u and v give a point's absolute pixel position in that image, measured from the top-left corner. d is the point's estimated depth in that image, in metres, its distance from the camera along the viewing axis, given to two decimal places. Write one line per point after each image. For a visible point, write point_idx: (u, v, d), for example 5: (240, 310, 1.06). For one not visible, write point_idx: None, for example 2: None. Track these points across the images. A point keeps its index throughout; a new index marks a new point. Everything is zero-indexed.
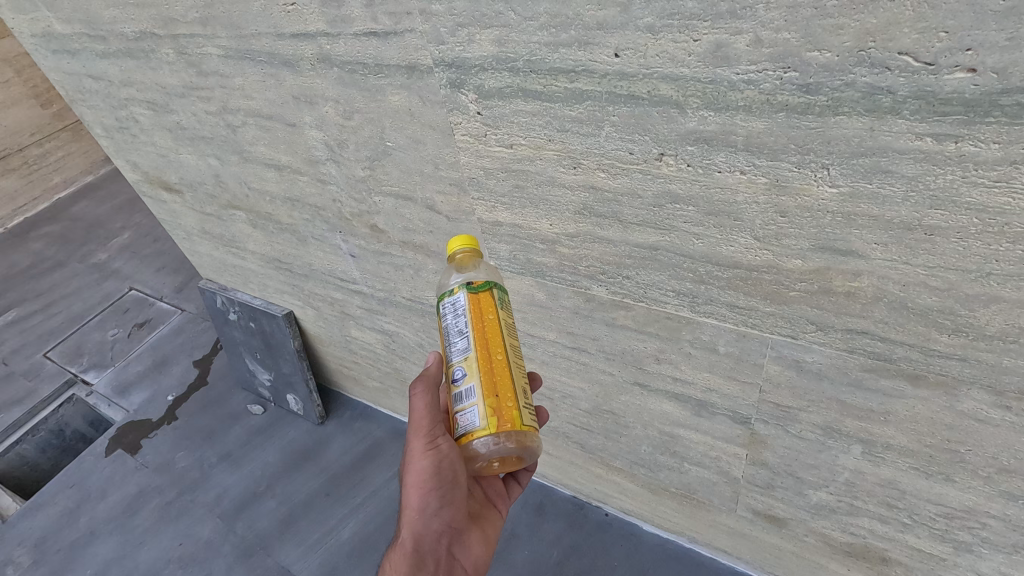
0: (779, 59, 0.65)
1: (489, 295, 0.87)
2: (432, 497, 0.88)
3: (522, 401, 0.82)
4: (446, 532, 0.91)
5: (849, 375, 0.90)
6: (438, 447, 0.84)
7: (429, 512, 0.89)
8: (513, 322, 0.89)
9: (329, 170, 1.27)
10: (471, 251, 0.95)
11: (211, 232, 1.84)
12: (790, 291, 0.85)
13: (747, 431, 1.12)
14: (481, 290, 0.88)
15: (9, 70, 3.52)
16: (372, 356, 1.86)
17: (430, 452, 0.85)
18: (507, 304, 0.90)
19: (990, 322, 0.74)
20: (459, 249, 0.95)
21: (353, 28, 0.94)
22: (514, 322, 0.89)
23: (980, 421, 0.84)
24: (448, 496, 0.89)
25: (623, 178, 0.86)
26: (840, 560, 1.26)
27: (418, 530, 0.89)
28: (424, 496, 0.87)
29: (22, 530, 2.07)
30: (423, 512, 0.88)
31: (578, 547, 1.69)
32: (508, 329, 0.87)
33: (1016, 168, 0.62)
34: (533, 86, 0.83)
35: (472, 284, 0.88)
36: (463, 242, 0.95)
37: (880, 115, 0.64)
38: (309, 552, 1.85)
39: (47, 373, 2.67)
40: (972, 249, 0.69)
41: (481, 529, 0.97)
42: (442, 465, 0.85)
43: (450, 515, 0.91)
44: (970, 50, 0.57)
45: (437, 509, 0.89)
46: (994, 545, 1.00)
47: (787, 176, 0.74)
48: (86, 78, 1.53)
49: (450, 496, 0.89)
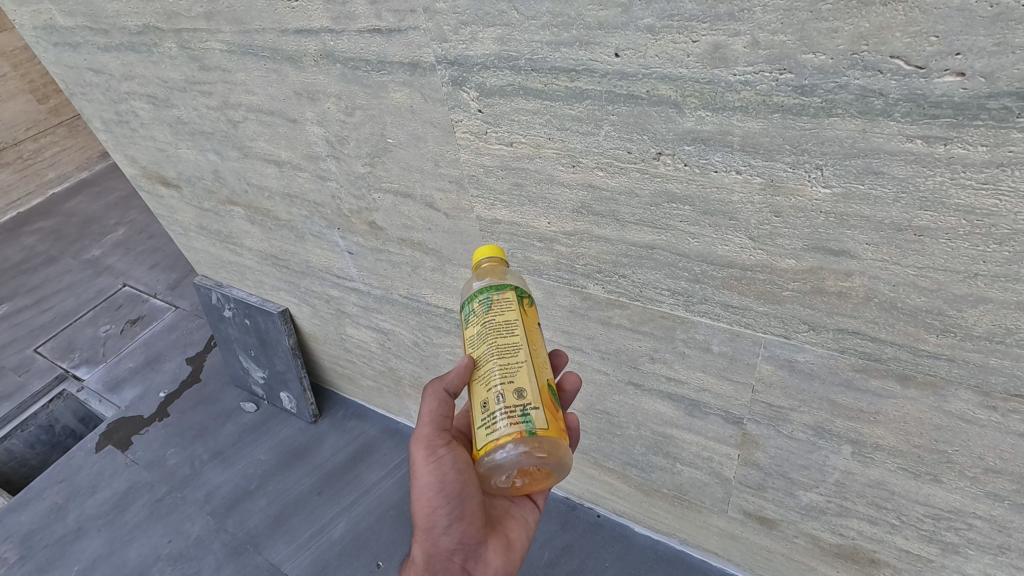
0: (775, 62, 0.67)
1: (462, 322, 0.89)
2: (440, 514, 0.88)
3: (477, 423, 0.82)
4: (459, 549, 0.91)
5: (840, 374, 0.92)
6: (439, 459, 0.88)
7: (439, 531, 0.89)
8: (478, 326, 0.85)
9: (329, 167, 1.28)
10: (487, 263, 0.94)
11: (208, 228, 1.85)
12: (783, 291, 0.87)
13: (739, 431, 1.13)
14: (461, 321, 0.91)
15: (7, 65, 3.50)
16: (368, 354, 1.86)
17: (431, 467, 0.87)
18: (474, 311, 0.86)
19: (978, 322, 0.75)
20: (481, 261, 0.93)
21: (356, 24, 0.96)
22: (480, 328, 0.84)
23: (967, 421, 0.86)
24: (458, 512, 0.89)
25: (621, 177, 0.88)
26: (829, 561, 1.27)
27: (428, 549, 0.90)
28: (433, 511, 0.87)
29: (9, 526, 2.05)
30: (432, 531, 0.89)
31: (569, 547, 1.70)
32: (471, 346, 0.85)
33: (1003, 171, 0.63)
34: (533, 84, 0.85)
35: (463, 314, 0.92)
36: (487, 252, 0.95)
37: (872, 117, 0.66)
38: (301, 549, 1.84)
39: (37, 368, 2.65)
40: (960, 250, 0.71)
41: (504, 536, 0.97)
42: (447, 477, 0.87)
43: (461, 531, 0.90)
44: (960, 55, 0.59)
45: (447, 527, 0.89)
46: (980, 546, 1.01)
47: (782, 176, 0.75)
48: (87, 72, 1.53)
49: (459, 512, 0.89)
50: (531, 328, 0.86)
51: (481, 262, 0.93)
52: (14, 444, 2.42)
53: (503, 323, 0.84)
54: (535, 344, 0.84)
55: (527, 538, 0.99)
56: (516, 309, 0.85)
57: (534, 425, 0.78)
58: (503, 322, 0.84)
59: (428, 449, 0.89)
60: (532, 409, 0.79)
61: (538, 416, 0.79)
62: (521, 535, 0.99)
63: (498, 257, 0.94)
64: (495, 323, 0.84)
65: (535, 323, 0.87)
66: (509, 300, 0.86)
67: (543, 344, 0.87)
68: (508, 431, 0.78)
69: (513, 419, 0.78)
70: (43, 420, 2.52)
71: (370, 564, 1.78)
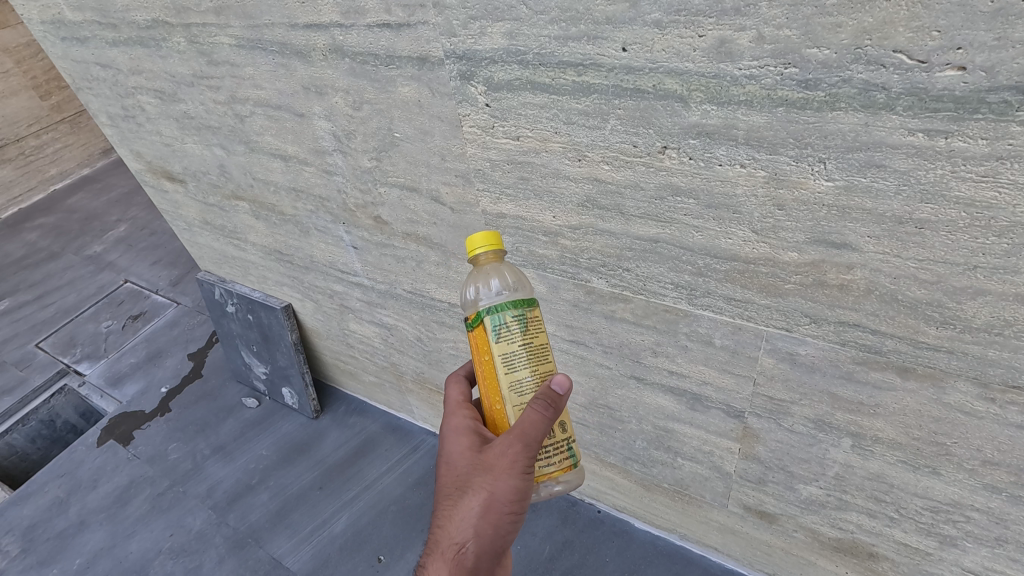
0: (780, 56, 0.68)
1: (483, 333, 0.84)
2: (509, 518, 0.84)
3: None
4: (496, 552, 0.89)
5: (840, 367, 0.93)
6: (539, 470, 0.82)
7: (500, 532, 0.84)
8: (517, 346, 0.83)
9: (335, 161, 1.29)
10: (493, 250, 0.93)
11: (213, 223, 1.86)
12: (785, 284, 0.88)
13: (740, 424, 1.15)
14: (476, 326, 0.85)
15: (10, 61, 3.50)
16: (370, 349, 1.87)
17: (528, 472, 0.81)
18: (508, 327, 0.83)
19: (977, 314, 0.77)
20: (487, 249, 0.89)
21: (365, 19, 0.97)
22: (520, 350, 0.84)
23: (966, 413, 0.87)
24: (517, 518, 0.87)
25: (626, 171, 0.89)
26: (828, 556, 1.29)
27: (483, 548, 0.83)
28: (505, 514, 0.83)
29: (9, 519, 2.06)
30: (495, 532, 0.84)
31: (569, 543, 1.71)
32: (506, 366, 0.83)
33: (1002, 164, 0.65)
34: (541, 79, 0.86)
35: (469, 320, 0.86)
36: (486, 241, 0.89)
37: (875, 111, 0.67)
38: (303, 544, 1.85)
39: (39, 363, 2.66)
40: (960, 242, 0.72)
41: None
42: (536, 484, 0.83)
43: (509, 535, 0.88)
44: (961, 49, 0.60)
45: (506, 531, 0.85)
46: (978, 538, 1.03)
47: (785, 170, 0.77)
48: (94, 66, 1.55)
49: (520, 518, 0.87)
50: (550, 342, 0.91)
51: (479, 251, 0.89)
52: (15, 438, 2.43)
53: (542, 348, 0.86)
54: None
55: None
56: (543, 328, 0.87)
57: (575, 457, 0.90)
58: (541, 347, 0.86)
59: (530, 455, 0.81)
60: (573, 441, 0.90)
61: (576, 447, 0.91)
62: None
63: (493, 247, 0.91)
64: (534, 347, 0.85)
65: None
66: (535, 316, 0.86)
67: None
68: (558, 466, 0.88)
69: (562, 454, 0.88)
70: (45, 414, 2.52)
71: (370, 558, 1.78)
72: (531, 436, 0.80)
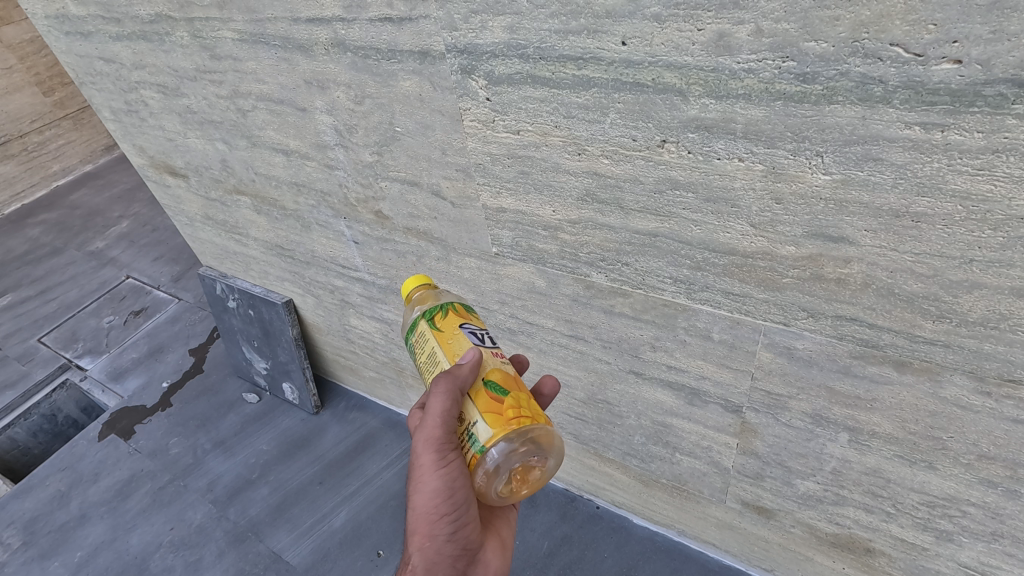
0: (778, 49, 0.69)
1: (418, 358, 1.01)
2: (444, 521, 0.88)
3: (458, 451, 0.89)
4: (462, 554, 0.93)
5: (838, 362, 0.93)
6: (449, 464, 0.85)
7: (443, 537, 0.90)
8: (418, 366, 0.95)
9: (337, 155, 1.30)
10: (424, 290, 1.05)
11: (214, 218, 1.86)
12: (783, 279, 0.88)
13: (737, 419, 1.15)
14: None
15: (12, 57, 3.50)
16: (370, 345, 1.88)
17: (441, 472, 0.85)
18: (412, 353, 0.97)
19: (972, 308, 0.77)
20: (410, 292, 1.05)
21: (368, 13, 0.98)
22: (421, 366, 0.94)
23: (962, 407, 0.88)
24: (462, 518, 0.90)
25: (626, 164, 0.89)
26: (825, 551, 1.29)
27: (430, 557, 0.90)
28: (437, 518, 0.88)
29: (11, 512, 2.07)
30: (436, 538, 0.89)
31: (568, 538, 1.72)
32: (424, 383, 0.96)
33: (998, 156, 0.65)
34: (542, 73, 0.87)
35: None
36: (416, 282, 1.06)
37: (872, 104, 0.68)
38: (303, 537, 1.86)
39: (41, 358, 2.67)
40: (956, 236, 0.73)
41: (497, 536, 1.02)
42: (455, 482, 0.86)
43: (463, 536, 0.92)
44: (957, 42, 0.60)
45: (451, 534, 0.91)
46: (974, 533, 1.03)
47: (783, 164, 0.77)
48: (98, 61, 1.56)
49: (463, 518, 0.90)
50: (449, 336, 0.91)
51: (412, 294, 1.05)
52: (17, 432, 2.44)
53: (427, 355, 0.91)
54: (459, 353, 0.88)
55: (513, 536, 1.06)
56: (430, 334, 0.92)
57: (480, 443, 0.82)
58: (427, 356, 0.91)
59: (437, 451, 0.85)
60: (474, 428, 0.83)
61: (481, 431, 0.82)
62: (510, 533, 1.06)
63: (425, 286, 1.05)
64: (423, 358, 0.93)
65: (455, 327, 0.92)
66: (423, 329, 0.94)
67: (470, 340, 0.90)
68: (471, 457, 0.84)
69: (469, 446, 0.84)
70: (46, 409, 2.53)
71: (370, 552, 1.79)
72: (430, 436, 0.85)
